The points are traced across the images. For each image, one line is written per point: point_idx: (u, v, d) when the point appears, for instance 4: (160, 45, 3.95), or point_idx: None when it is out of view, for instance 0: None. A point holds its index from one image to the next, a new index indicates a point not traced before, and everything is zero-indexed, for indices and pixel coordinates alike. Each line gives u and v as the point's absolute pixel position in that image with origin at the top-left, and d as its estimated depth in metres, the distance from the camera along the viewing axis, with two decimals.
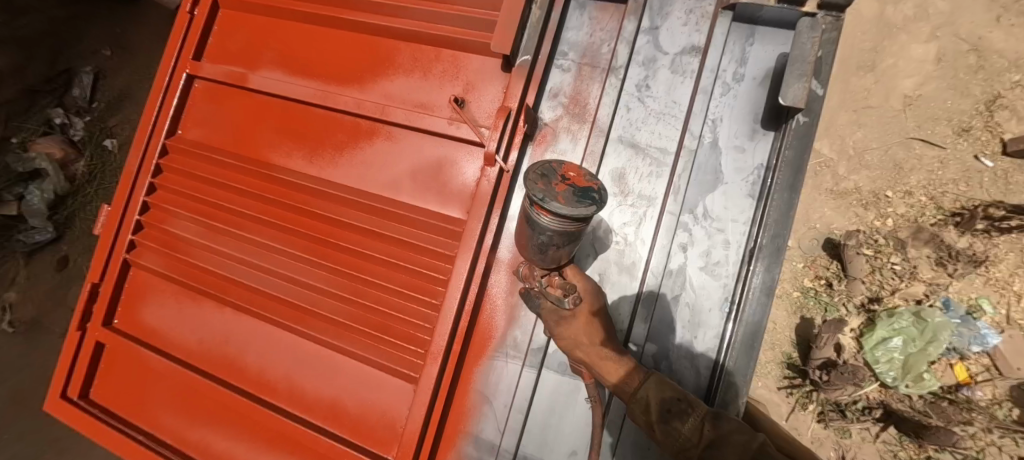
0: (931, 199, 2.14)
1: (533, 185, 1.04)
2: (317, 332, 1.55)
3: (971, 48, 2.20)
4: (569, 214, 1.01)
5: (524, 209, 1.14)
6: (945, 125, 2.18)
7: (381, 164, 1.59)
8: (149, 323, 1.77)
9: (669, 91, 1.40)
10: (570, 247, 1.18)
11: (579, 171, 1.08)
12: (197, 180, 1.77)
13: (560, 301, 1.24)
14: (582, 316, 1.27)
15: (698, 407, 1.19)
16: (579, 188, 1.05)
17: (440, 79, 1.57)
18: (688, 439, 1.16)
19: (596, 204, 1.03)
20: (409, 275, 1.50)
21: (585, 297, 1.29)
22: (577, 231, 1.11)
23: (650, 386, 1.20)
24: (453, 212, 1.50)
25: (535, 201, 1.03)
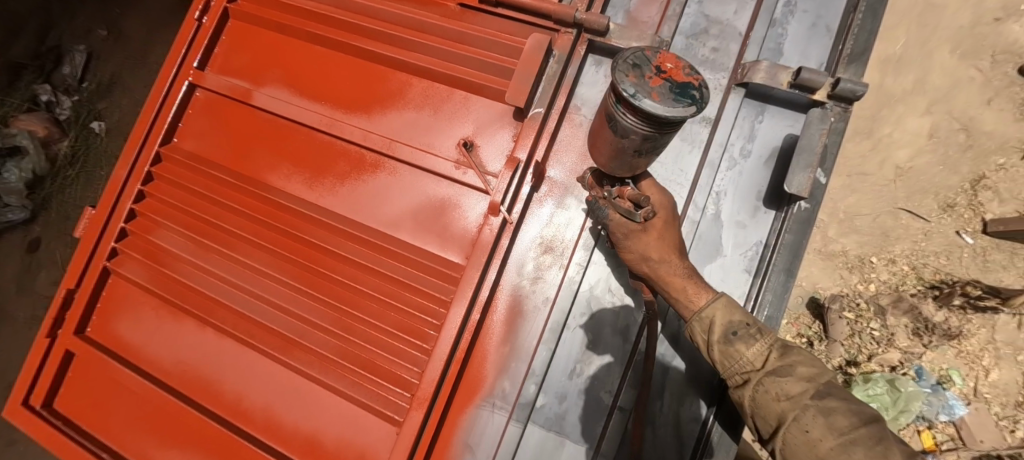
0: (912, 269, 2.21)
1: (623, 78, 0.97)
2: (301, 364, 1.51)
3: (962, 127, 2.27)
4: (663, 113, 0.95)
5: (608, 106, 1.08)
6: (931, 199, 2.25)
7: (383, 197, 1.57)
8: (125, 335, 1.71)
9: (676, 159, 1.42)
10: (651, 156, 1.13)
11: (677, 63, 1.00)
12: (189, 193, 1.72)
13: (630, 212, 1.22)
14: (655, 229, 1.27)
15: (768, 336, 1.20)
16: (676, 83, 0.98)
17: (450, 120, 1.56)
18: (748, 363, 1.19)
19: (694, 104, 0.96)
20: (401, 316, 1.48)
21: (660, 210, 1.27)
22: (665, 136, 1.05)
23: (719, 306, 1.23)
24: (451, 256, 1.49)
25: (625, 96, 0.97)
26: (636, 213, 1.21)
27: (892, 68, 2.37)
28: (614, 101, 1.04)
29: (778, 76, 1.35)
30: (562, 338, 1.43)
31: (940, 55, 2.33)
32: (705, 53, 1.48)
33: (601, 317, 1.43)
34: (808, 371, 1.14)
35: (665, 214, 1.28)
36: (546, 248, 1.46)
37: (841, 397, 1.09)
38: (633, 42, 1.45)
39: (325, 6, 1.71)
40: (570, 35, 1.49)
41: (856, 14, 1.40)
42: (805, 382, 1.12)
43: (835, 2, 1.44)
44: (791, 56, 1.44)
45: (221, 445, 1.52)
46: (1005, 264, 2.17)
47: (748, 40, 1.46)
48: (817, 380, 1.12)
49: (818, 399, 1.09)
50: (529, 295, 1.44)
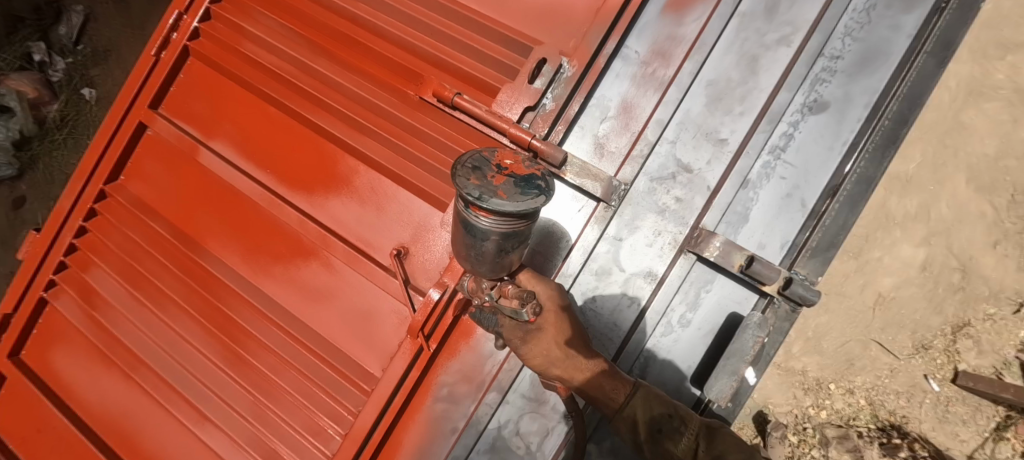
0: (869, 404, 2.16)
1: (466, 182, 0.94)
2: (212, 440, 1.54)
3: (959, 266, 2.14)
4: (514, 209, 0.92)
5: (459, 213, 1.03)
6: (908, 335, 2.16)
7: (312, 290, 1.53)
8: (55, 368, 1.74)
9: (613, 312, 1.36)
10: (517, 252, 1.09)
11: (515, 160, 1.01)
12: (129, 239, 1.73)
13: (518, 313, 1.16)
14: (547, 324, 1.22)
15: (690, 424, 1.18)
16: (519, 177, 0.98)
17: (391, 220, 1.48)
18: (678, 458, 1.16)
19: (541, 193, 0.96)
20: (311, 415, 1.47)
21: (545, 303, 1.24)
22: (522, 231, 1.01)
23: (637, 402, 1.18)
24: (368, 366, 1.46)
25: (472, 200, 0.93)
26: (522, 312, 1.15)
27: (900, 187, 2.17)
28: (465, 208, 0.99)
29: (732, 255, 1.28)
30: None
31: (955, 184, 2.15)
32: (667, 201, 1.36)
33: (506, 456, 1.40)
34: (737, 458, 1.13)
35: (552, 306, 1.24)
36: (461, 377, 1.42)
37: None
38: (588, 181, 1.34)
39: (288, 68, 1.63)
40: None
41: (832, 199, 1.27)
42: None
43: (817, 175, 1.31)
44: (755, 226, 1.33)
45: None
46: (966, 419, 2.12)
47: (715, 199, 1.33)
48: None
49: None
50: (439, 420, 1.42)
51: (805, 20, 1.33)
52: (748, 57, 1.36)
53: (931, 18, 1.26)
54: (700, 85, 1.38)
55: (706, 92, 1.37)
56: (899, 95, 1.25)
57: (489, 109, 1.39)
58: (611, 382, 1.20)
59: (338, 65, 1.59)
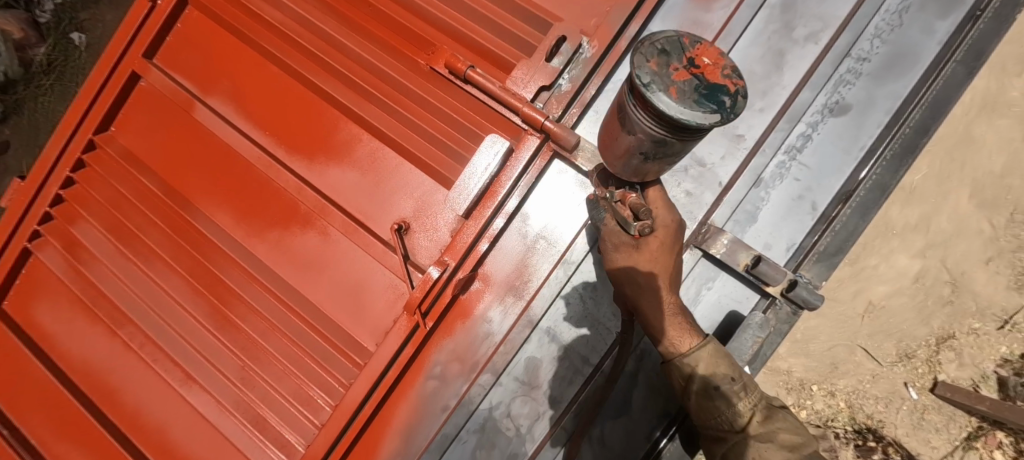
0: (848, 407, 2.22)
1: (643, 63, 0.86)
2: (198, 402, 1.51)
3: (950, 280, 2.18)
4: (678, 115, 0.84)
5: (626, 94, 0.96)
6: (893, 344, 2.21)
7: (308, 258, 1.49)
8: (38, 321, 1.70)
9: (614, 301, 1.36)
10: (664, 162, 1.00)
11: (716, 61, 0.88)
12: (118, 193, 1.67)
13: (626, 223, 1.12)
14: (649, 248, 1.16)
15: (750, 391, 1.13)
16: (707, 83, 0.86)
17: (394, 194, 1.44)
18: (727, 419, 1.12)
19: (719, 110, 0.84)
20: (301, 384, 1.46)
21: (660, 228, 1.16)
22: (677, 144, 0.93)
23: (705, 354, 1.13)
24: (360, 339, 1.44)
25: (639, 85, 0.86)
26: (632, 225, 1.11)
27: (904, 198, 2.18)
28: (630, 91, 0.92)
29: (737, 254, 1.26)
30: (451, 450, 1.40)
31: (957, 198, 2.16)
32: (677, 195, 1.35)
33: (496, 438, 1.40)
34: (790, 439, 1.10)
35: (665, 235, 1.17)
36: (455, 357, 1.41)
37: None
38: None
39: (292, 24, 1.55)
40: (535, 139, 1.33)
41: (844, 205, 1.28)
42: (785, 451, 1.09)
43: (830, 178, 1.30)
44: (762, 226, 1.32)
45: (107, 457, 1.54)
46: (939, 427, 2.18)
47: (725, 196, 1.31)
48: (800, 451, 1.09)
49: None
50: (430, 398, 1.41)
51: (835, 18, 1.31)
52: (773, 53, 1.33)
53: (965, 25, 1.27)
54: None
55: None
56: (923, 102, 1.26)
57: (502, 85, 1.34)
58: (677, 329, 1.17)
59: (347, 26, 1.52)
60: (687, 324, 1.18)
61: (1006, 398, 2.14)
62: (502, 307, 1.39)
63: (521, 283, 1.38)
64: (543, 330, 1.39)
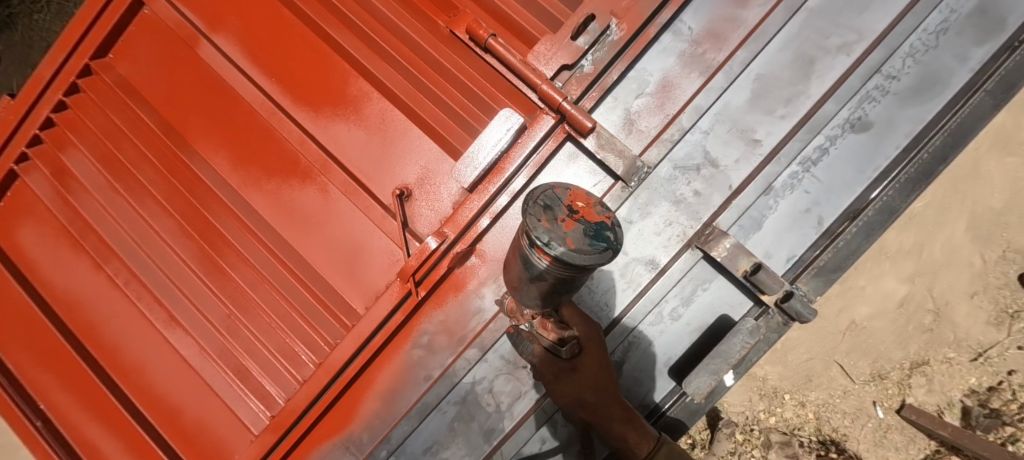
0: (816, 419, 2.41)
1: (534, 222, 0.83)
2: (180, 344, 1.52)
3: (933, 309, 2.36)
4: (582, 263, 0.82)
5: (520, 244, 0.92)
6: (868, 363, 2.41)
7: (304, 213, 1.45)
8: (20, 245, 1.67)
9: (607, 292, 1.36)
10: (569, 292, 0.98)
11: (588, 201, 0.88)
12: (112, 124, 1.61)
13: (557, 348, 1.18)
14: (585, 365, 1.21)
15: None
16: (591, 224, 0.85)
17: (396, 159, 1.40)
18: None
19: (611, 247, 0.84)
20: (286, 337, 1.46)
21: (586, 343, 1.22)
22: (582, 278, 0.91)
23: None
24: (351, 300, 1.42)
25: (538, 245, 0.82)
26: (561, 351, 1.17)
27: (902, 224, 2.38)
28: (527, 245, 0.88)
29: (738, 259, 1.26)
30: (429, 417, 1.41)
31: (954, 229, 2.36)
32: (685, 193, 1.33)
33: (474, 411, 1.41)
34: None
35: (595, 346, 1.23)
36: (443, 329, 1.40)
37: None
38: (611, 156, 1.29)
39: None
40: (550, 119, 1.30)
41: (851, 222, 1.28)
42: None
43: (840, 195, 1.29)
44: (765, 234, 1.31)
45: (87, 389, 1.57)
46: (899, 446, 2.33)
47: (734, 200, 1.30)
48: None
49: None
50: (414, 365, 1.42)
51: (872, 32, 1.28)
52: (803, 59, 1.30)
53: (999, 55, 1.25)
54: (747, 78, 1.31)
55: (751, 87, 1.31)
56: (946, 129, 1.25)
57: (523, 59, 1.31)
58: (635, 435, 1.17)
59: None
60: (643, 428, 1.18)
61: (967, 426, 2.27)
62: (496, 285, 1.38)
63: None
64: None
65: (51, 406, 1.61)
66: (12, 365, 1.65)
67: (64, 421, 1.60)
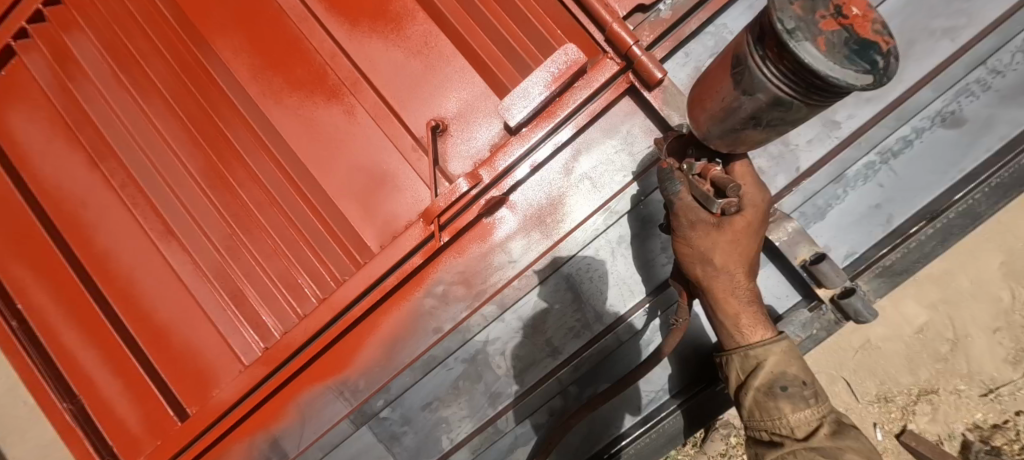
0: None
1: (783, 4, 0.64)
2: (175, 258, 1.40)
3: (951, 339, 2.27)
4: (829, 72, 0.62)
5: (740, 43, 0.72)
6: (874, 385, 2.31)
7: (325, 134, 1.32)
8: (10, 130, 1.53)
9: (644, 264, 1.25)
10: (770, 136, 0.77)
11: (866, 10, 0.66)
12: (125, 10, 1.47)
13: (706, 199, 0.90)
14: (734, 229, 0.93)
15: (822, 404, 0.92)
16: (858, 36, 0.64)
17: (435, 88, 1.26)
18: (784, 423, 0.92)
19: (874, 75, 0.63)
20: (289, 266, 1.35)
21: (748, 208, 0.92)
22: (803, 110, 0.70)
23: (776, 349, 0.96)
24: (365, 236, 1.31)
25: (779, 30, 0.63)
26: (714, 203, 0.89)
27: None
28: (752, 42, 0.69)
29: (796, 248, 1.12)
30: (433, 372, 1.32)
31: (988, 261, 2.26)
32: None
33: (481, 372, 1.31)
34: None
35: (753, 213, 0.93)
36: (462, 281, 1.30)
37: None
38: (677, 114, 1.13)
39: None
40: (613, 65, 1.17)
41: (927, 223, 1.15)
42: None
43: (916, 194, 1.18)
44: (828, 225, 1.20)
45: (74, 293, 1.49)
46: None
47: (802, 182, 1.18)
48: None
49: None
50: (424, 315, 1.31)
51: (984, 17, 1.13)
52: (902, 38, 1.16)
53: None
54: None
55: None
56: None
57: None
58: (750, 318, 1.00)
59: None
60: (762, 314, 1.01)
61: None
62: (525, 241, 1.27)
63: (552, 219, 1.26)
64: (563, 274, 1.26)
65: (32, 306, 1.52)
66: None
67: (50, 339, 1.51)
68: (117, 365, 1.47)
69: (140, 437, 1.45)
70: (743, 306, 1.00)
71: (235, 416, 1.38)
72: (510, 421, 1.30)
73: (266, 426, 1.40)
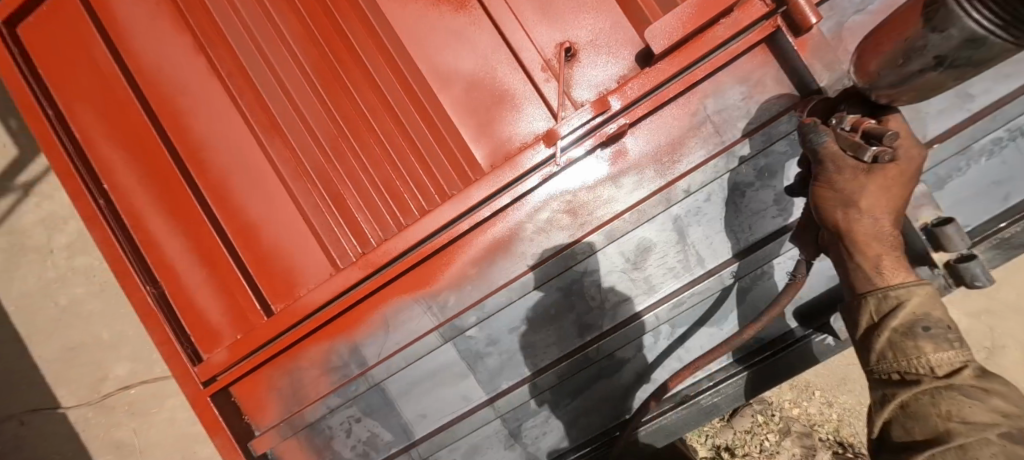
0: (837, 420, 2.40)
1: None
2: (277, 155, 1.40)
3: (988, 347, 2.29)
4: None
5: None
6: None
7: (448, 43, 1.30)
8: (113, 6, 1.50)
9: (754, 214, 1.26)
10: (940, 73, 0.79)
11: None
12: None
13: (857, 148, 0.89)
14: (884, 176, 0.93)
15: (967, 350, 0.87)
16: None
17: (570, 12, 1.25)
18: (922, 362, 0.86)
19: None
20: (394, 175, 1.35)
21: (903, 159, 0.92)
22: (996, 48, 0.72)
23: (919, 292, 0.91)
24: (477, 153, 1.30)
25: None
26: (865, 151, 0.88)
27: None
28: None
29: (920, 210, 1.16)
30: (526, 296, 1.34)
31: None
32: None
33: (574, 302, 1.33)
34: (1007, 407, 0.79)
35: (907, 162, 0.93)
36: (568, 209, 1.30)
37: None
38: (819, 66, 1.14)
39: None
40: (762, 6, 1.15)
41: None
42: (1000, 415, 0.78)
43: None
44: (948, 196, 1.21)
45: (166, 180, 1.48)
46: None
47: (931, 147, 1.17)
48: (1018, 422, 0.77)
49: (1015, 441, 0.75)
50: (524, 240, 1.33)
51: None
52: None
53: None
54: None
55: None
56: None
57: None
58: (892, 261, 0.96)
59: None
60: (905, 262, 0.97)
61: None
62: (639, 176, 1.27)
63: (669, 159, 1.26)
64: (672, 215, 1.27)
65: (119, 189, 1.51)
66: (80, 137, 1.52)
67: (136, 224, 1.50)
68: (201, 257, 1.47)
69: (220, 330, 1.47)
70: (887, 249, 0.96)
71: (321, 317, 1.40)
72: (598, 351, 1.32)
73: (348, 331, 1.43)
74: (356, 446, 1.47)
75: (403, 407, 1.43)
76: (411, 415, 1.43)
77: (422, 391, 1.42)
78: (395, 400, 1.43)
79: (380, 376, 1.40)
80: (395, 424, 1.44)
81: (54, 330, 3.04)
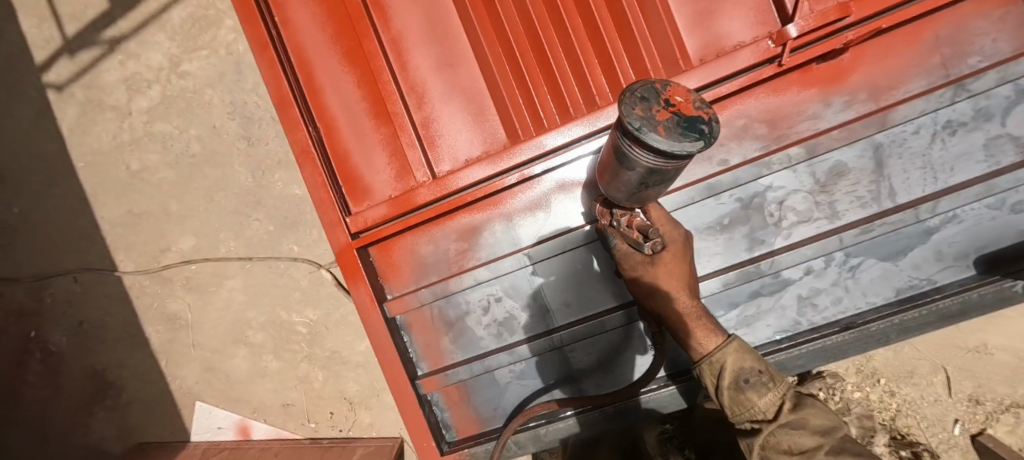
0: (896, 410, 2.36)
1: (629, 111, 0.83)
2: (472, 16, 1.36)
3: None
4: (671, 150, 0.81)
5: (614, 136, 0.93)
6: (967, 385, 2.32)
7: None
8: None
9: (959, 155, 1.24)
10: (660, 187, 0.97)
11: (687, 96, 0.86)
12: None
13: (638, 243, 1.11)
14: (666, 261, 1.13)
15: (781, 384, 1.10)
16: (685, 116, 0.83)
17: None
18: (755, 410, 1.09)
19: (704, 139, 0.82)
20: (595, 55, 1.32)
21: (670, 244, 1.13)
22: (673, 170, 0.89)
23: (730, 350, 1.09)
24: (689, 44, 1.26)
25: (630, 130, 0.83)
26: (643, 245, 1.10)
27: None
28: (620, 134, 0.89)
29: None
30: (706, 201, 1.32)
31: None
32: None
33: (751, 216, 1.32)
34: (821, 423, 1.06)
35: (679, 247, 1.15)
36: (766, 120, 1.28)
37: (857, 452, 1.03)
38: None
39: None
40: None
41: None
42: (819, 436, 1.04)
43: None
44: None
45: (341, 25, 1.41)
46: None
47: None
48: (831, 434, 1.05)
49: (834, 454, 1.02)
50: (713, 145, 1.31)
51: None
52: None
53: None
54: None
55: None
56: None
57: None
58: (703, 331, 1.13)
59: None
60: (711, 325, 1.14)
61: None
62: (849, 98, 1.25)
63: (885, 86, 1.24)
64: (875, 142, 1.25)
65: (289, 28, 1.43)
66: None
67: (301, 67, 1.43)
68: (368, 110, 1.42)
69: (378, 186, 1.43)
70: (698, 321, 1.14)
71: (483, 188, 1.37)
72: (765, 267, 1.31)
73: (507, 208, 1.42)
74: (491, 325, 1.47)
75: (548, 293, 1.43)
76: (556, 301, 1.43)
77: (571, 281, 1.42)
78: (541, 284, 1.43)
79: (538, 256, 1.40)
80: (535, 307, 1.44)
81: (76, 204, 2.71)
